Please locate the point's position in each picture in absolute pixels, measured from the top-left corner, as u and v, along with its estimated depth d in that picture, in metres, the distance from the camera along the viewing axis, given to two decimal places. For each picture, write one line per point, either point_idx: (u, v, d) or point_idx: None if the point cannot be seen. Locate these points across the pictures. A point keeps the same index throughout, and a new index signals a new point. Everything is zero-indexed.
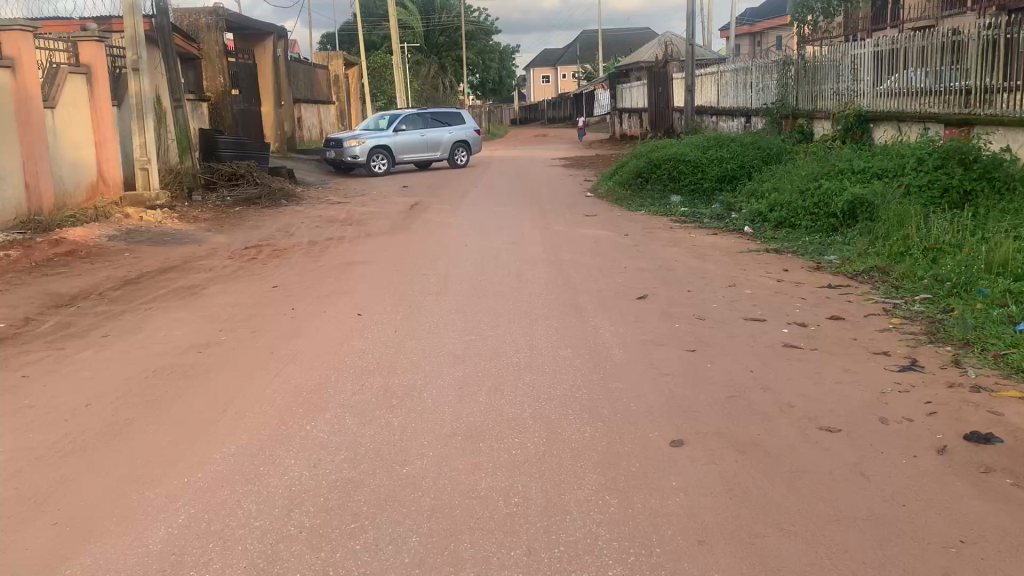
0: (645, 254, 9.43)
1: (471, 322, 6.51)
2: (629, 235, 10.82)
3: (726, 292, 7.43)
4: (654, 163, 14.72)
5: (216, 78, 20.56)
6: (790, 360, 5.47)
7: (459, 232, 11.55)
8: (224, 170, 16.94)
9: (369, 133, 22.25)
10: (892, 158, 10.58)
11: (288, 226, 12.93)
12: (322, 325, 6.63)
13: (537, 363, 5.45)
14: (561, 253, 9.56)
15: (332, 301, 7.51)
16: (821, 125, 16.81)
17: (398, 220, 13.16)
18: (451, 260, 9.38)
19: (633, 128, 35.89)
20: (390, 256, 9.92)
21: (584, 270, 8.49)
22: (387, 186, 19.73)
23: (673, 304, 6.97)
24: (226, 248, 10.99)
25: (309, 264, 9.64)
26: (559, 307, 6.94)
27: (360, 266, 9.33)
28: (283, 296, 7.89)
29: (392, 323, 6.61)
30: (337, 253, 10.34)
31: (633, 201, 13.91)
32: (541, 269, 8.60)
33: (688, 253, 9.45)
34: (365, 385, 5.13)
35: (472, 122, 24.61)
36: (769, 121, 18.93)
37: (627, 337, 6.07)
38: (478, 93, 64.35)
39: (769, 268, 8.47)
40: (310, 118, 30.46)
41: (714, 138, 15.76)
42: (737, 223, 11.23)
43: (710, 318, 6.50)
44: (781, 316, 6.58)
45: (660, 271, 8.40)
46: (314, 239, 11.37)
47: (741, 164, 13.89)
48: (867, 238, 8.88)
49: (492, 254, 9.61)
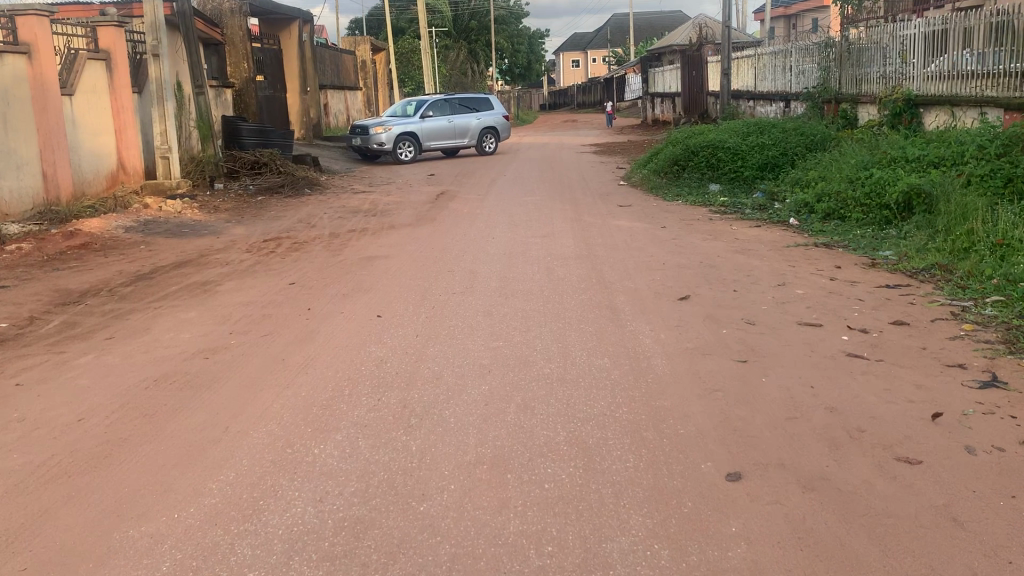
0: (684, 249, 8.86)
1: (497, 326, 6.01)
2: (666, 228, 10.24)
3: (775, 292, 6.85)
4: (690, 150, 14.10)
5: (239, 65, 20.00)
6: (854, 373, 4.90)
7: (487, 224, 11.05)
8: (247, 159, 16.51)
9: (395, 120, 21.79)
10: (950, 146, 9.90)
11: (310, 217, 12.51)
12: (338, 329, 6.16)
13: (571, 375, 4.94)
14: (594, 248, 9.01)
15: (350, 300, 7.04)
16: (866, 110, 16.05)
17: (423, 211, 12.68)
18: (478, 254, 8.88)
19: (665, 113, 35.06)
20: (414, 250, 9.44)
21: (620, 267, 7.94)
22: (414, 174, 19.26)
23: (718, 307, 6.41)
24: (243, 241, 10.58)
25: (329, 258, 9.20)
26: (593, 309, 6.41)
27: (382, 261, 8.86)
28: (299, 294, 7.45)
29: (413, 325, 6.12)
30: (359, 246, 9.89)
31: (670, 191, 13.32)
32: (573, 266, 8.07)
33: (730, 248, 8.87)
34: (381, 400, 4.64)
35: (501, 107, 24.04)
36: (809, 105, 18.19)
37: (669, 344, 5.53)
38: (507, 78, 63.65)
39: (819, 266, 7.87)
40: (337, 105, 30.08)
41: (754, 124, 15.09)
42: (781, 214, 10.62)
43: (759, 324, 5.94)
44: (838, 322, 6.00)
45: (701, 268, 7.84)
46: (336, 232, 10.94)
47: (783, 152, 13.23)
48: (926, 232, 8.26)
49: (521, 248, 9.10)
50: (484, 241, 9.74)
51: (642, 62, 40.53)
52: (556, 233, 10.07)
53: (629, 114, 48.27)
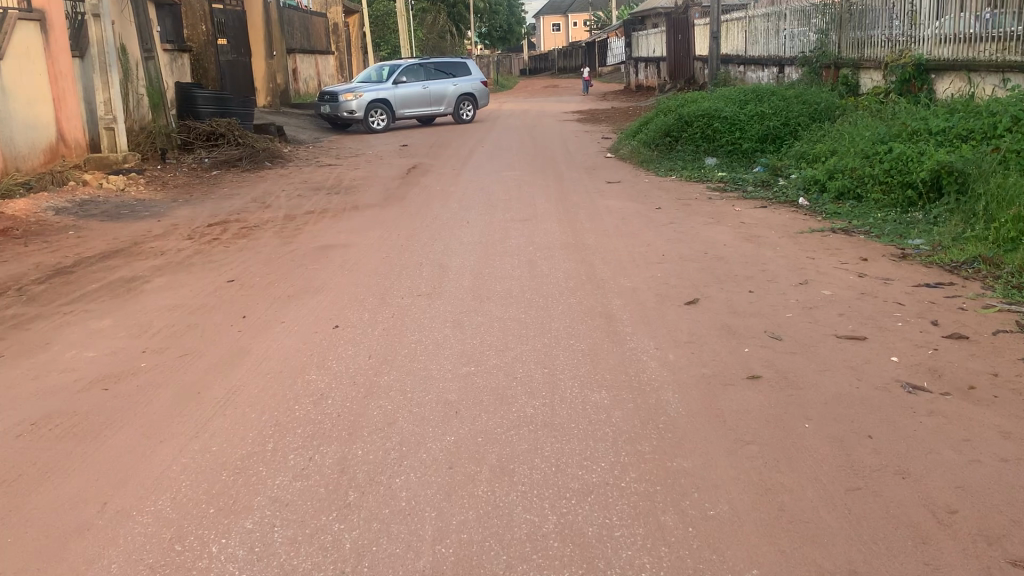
0: (685, 235, 7.78)
1: (469, 344, 4.93)
2: (661, 209, 9.15)
3: (798, 294, 5.80)
4: (683, 120, 12.96)
5: (197, 27, 18.80)
6: (920, 413, 3.87)
7: (461, 205, 9.92)
8: (202, 129, 15.24)
9: (366, 86, 20.47)
10: (979, 117, 8.85)
11: (265, 196, 11.31)
12: (275, 347, 5.05)
13: (561, 418, 3.88)
14: (581, 234, 7.93)
15: (296, 304, 5.93)
16: (870, 76, 14.93)
17: (392, 188, 11.51)
18: (450, 243, 7.78)
19: (649, 79, 33.77)
20: (378, 236, 8.31)
21: (613, 261, 6.86)
22: (385, 145, 18.01)
23: (731, 314, 5.37)
24: (186, 225, 9.39)
25: (280, 248, 8.06)
26: (584, 319, 5.35)
27: (339, 251, 7.73)
28: (236, 296, 6.33)
29: (367, 342, 5.03)
30: (315, 232, 8.74)
31: (662, 166, 12.20)
32: (559, 259, 7.00)
33: (735, 233, 7.80)
34: (313, 461, 3.55)
35: (480, 73, 22.72)
36: (806, 71, 17.06)
37: (680, 368, 4.48)
38: (486, 42, 61.90)
39: (842, 257, 6.83)
40: (306, 70, 28.57)
41: (751, 92, 13.95)
42: (788, 193, 9.55)
43: (786, 339, 4.89)
44: (881, 334, 4.97)
45: (706, 261, 6.78)
46: (292, 214, 9.77)
47: (784, 122, 12.14)
48: (961, 217, 7.25)
49: (498, 235, 7.99)
50: (457, 225, 8.62)
51: (625, 25, 39.03)
52: (539, 216, 8.97)
53: (610, 78, 46.87)
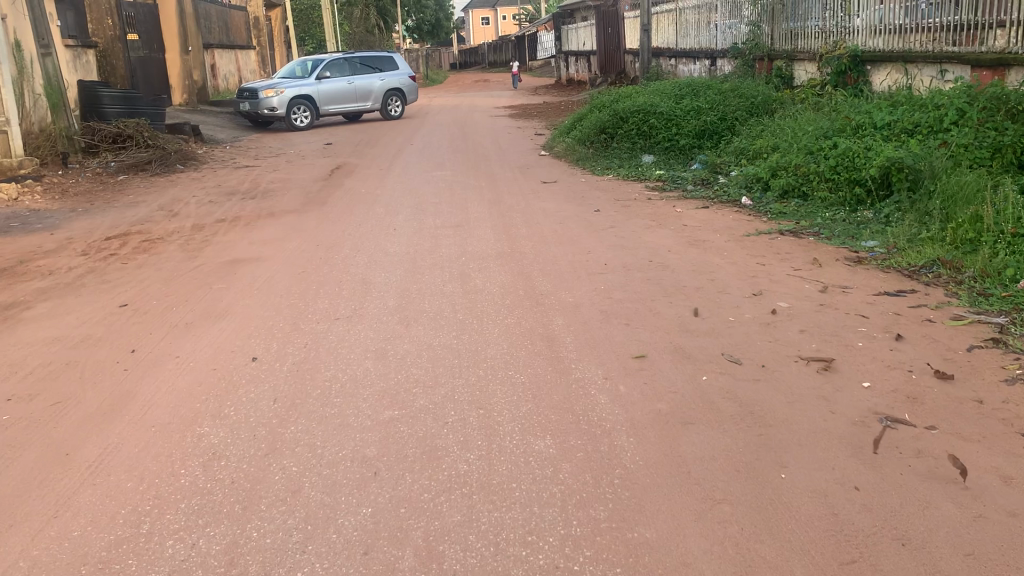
0: (627, 240, 7.27)
1: (391, 379, 4.30)
2: (599, 212, 8.63)
3: (753, 307, 5.33)
4: (618, 116, 12.47)
5: (103, 21, 17.69)
6: (907, 455, 3.39)
7: (387, 209, 9.25)
8: (108, 130, 14.19)
9: (288, 82, 19.53)
10: (924, 110, 8.56)
11: (174, 203, 10.46)
12: (166, 390, 4.35)
13: (499, 476, 3.30)
14: (515, 242, 7.36)
15: (195, 335, 5.22)
16: (805, 68, 14.70)
17: (314, 191, 10.76)
18: (373, 254, 7.12)
19: (580, 72, 33.39)
20: (294, 247, 7.60)
21: (551, 272, 6.30)
22: (309, 143, 17.16)
23: (683, 334, 4.86)
24: (81, 238, 8.51)
25: (184, 265, 7.29)
26: (522, 344, 4.77)
27: (251, 266, 7.01)
28: (128, 324, 5.57)
29: (273, 381, 4.36)
30: (225, 244, 7.98)
31: (598, 164, 11.69)
32: (493, 271, 6.41)
33: (679, 238, 7.32)
34: (197, 550, 2.90)
35: (407, 67, 21.95)
36: (739, 63, 16.81)
37: (633, 404, 3.93)
38: (415, 36, 60.87)
39: (794, 261, 6.39)
40: (226, 66, 27.36)
41: (686, 85, 13.56)
42: (730, 191, 9.13)
43: (746, 362, 4.40)
44: (849, 354, 4.50)
45: (652, 271, 6.27)
46: (201, 224, 8.98)
47: (721, 117, 11.77)
48: (914, 216, 6.90)
49: (426, 245, 7.36)
50: (382, 233, 7.97)
51: (555, 19, 38.61)
52: (471, 221, 8.38)
53: (541, 73, 46.42)
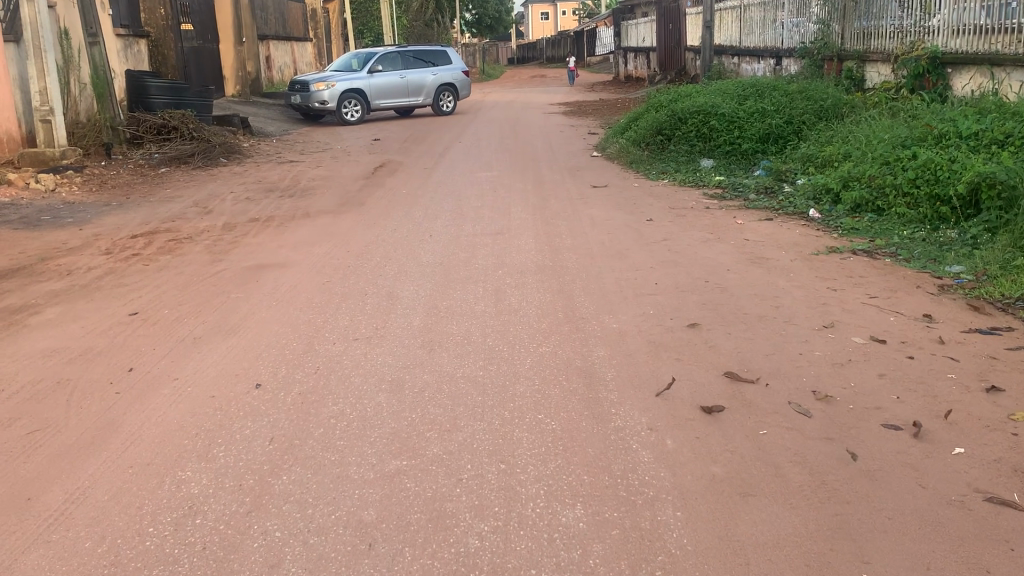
0: (681, 256, 6.65)
1: (405, 417, 3.78)
2: (652, 222, 8.02)
3: (823, 344, 4.68)
4: (677, 117, 11.79)
5: (156, 10, 17.34)
6: (1017, 553, 2.76)
7: (426, 212, 8.76)
8: (153, 121, 13.98)
9: (339, 75, 19.20)
10: (1016, 121, 7.79)
11: (209, 199, 10.12)
12: (156, 422, 3.89)
13: (515, 561, 2.74)
14: (558, 254, 6.80)
15: (200, 354, 4.76)
16: (879, 70, 13.81)
17: (353, 190, 10.34)
18: (405, 263, 6.62)
19: (639, 69, 32.61)
20: (323, 253, 7.14)
21: (596, 293, 5.73)
22: (357, 138, 16.79)
23: (742, 375, 4.25)
24: (108, 236, 8.19)
25: (206, 269, 6.88)
26: (556, 379, 4.21)
27: (275, 272, 6.58)
28: (132, 338, 5.14)
29: (274, 415, 3.88)
30: (253, 247, 7.57)
31: (654, 167, 11.04)
32: (533, 289, 5.85)
33: (739, 255, 6.68)
34: None
35: (461, 62, 21.48)
36: (807, 63, 15.94)
37: (681, 465, 3.34)
38: (473, 30, 60.44)
39: (869, 288, 5.70)
40: (280, 58, 27.21)
41: (750, 86, 12.82)
42: (797, 202, 8.44)
43: (816, 413, 3.78)
44: (938, 408, 3.83)
45: (708, 293, 5.66)
46: (231, 224, 8.59)
47: (787, 120, 11.05)
48: (1008, 240, 6.15)
49: (463, 255, 6.84)
50: (418, 239, 7.48)
51: (614, 15, 37.78)
52: (513, 228, 7.84)
53: (599, 69, 45.59)
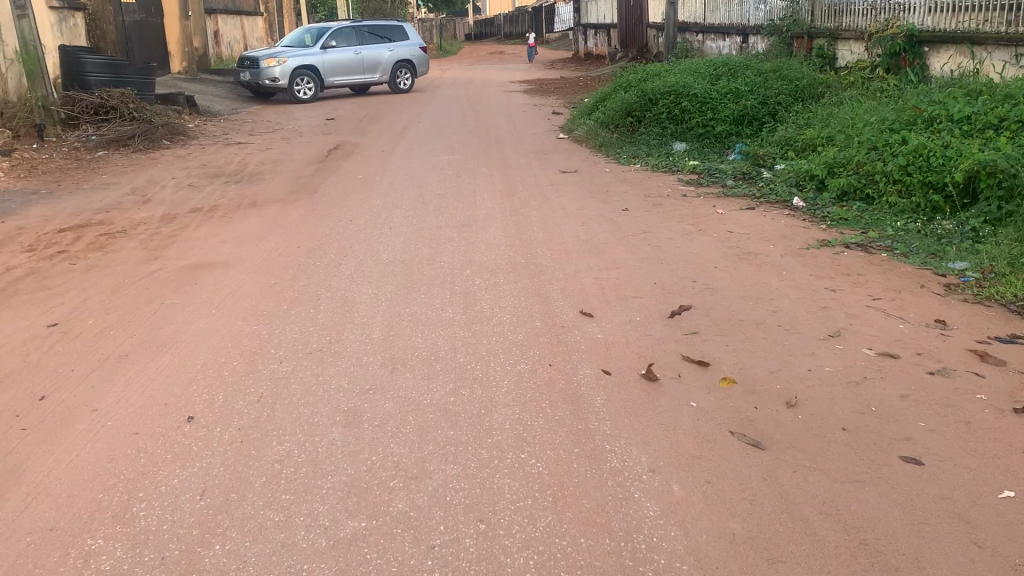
0: (663, 252, 6.14)
1: (363, 462, 3.22)
2: (628, 212, 7.50)
3: (833, 357, 4.20)
4: (647, 97, 11.26)
5: None
6: None
7: (385, 201, 8.14)
8: (89, 100, 13.08)
9: (291, 51, 18.30)
10: (1010, 103, 7.40)
11: (148, 186, 9.38)
12: (65, 467, 3.28)
13: None
14: (530, 250, 6.26)
15: (125, 377, 4.13)
16: (851, 49, 13.41)
17: (305, 176, 9.67)
18: (363, 261, 6.03)
19: (599, 47, 32.02)
20: (271, 249, 6.51)
21: (574, 296, 5.19)
22: (310, 118, 16.01)
23: (748, 399, 3.75)
24: (34, 229, 7.45)
25: (141, 269, 6.21)
26: (539, 405, 3.67)
27: (219, 272, 5.94)
28: (48, 354, 4.49)
29: (208, 458, 3.29)
30: (194, 242, 6.91)
31: (624, 151, 10.51)
32: (505, 291, 5.30)
33: (725, 250, 6.19)
34: None
35: (418, 38, 20.69)
36: (775, 41, 15.49)
37: (693, 520, 2.82)
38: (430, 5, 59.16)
39: (870, 290, 5.24)
40: (230, 33, 26.10)
41: (721, 65, 12.32)
42: (779, 190, 7.98)
43: (839, 447, 3.29)
44: (974, 437, 3.36)
45: (697, 295, 5.16)
46: (171, 215, 7.90)
47: (762, 102, 10.59)
48: (1013, 233, 5.74)
49: (426, 251, 6.26)
50: (376, 232, 6.87)
51: None
52: (479, 219, 7.27)
53: (559, 46, 44.82)
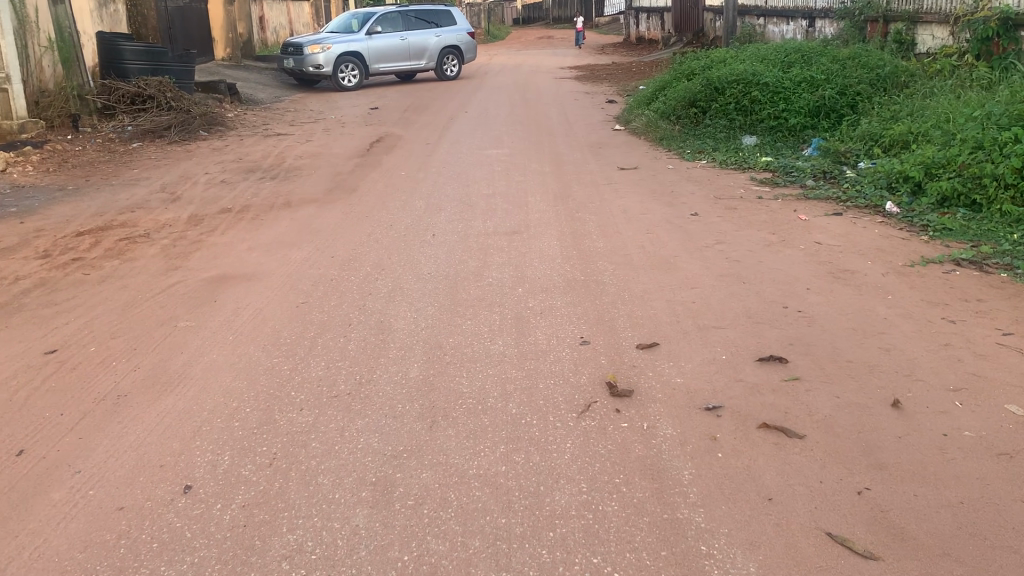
0: (743, 269, 5.37)
1: (393, 565, 2.56)
2: (698, 218, 6.70)
3: (970, 415, 3.42)
4: (713, 86, 10.40)
5: None
6: None
7: (428, 203, 7.46)
8: (126, 89, 12.61)
9: (336, 37, 17.70)
10: None
11: (178, 183, 8.82)
12: (25, 562, 2.65)
13: None
14: (590, 264, 5.53)
15: (119, 427, 3.51)
16: (934, 33, 12.35)
17: (344, 172, 9.04)
18: (402, 277, 5.36)
19: (651, 31, 30.94)
20: (303, 259, 5.87)
21: (645, 325, 4.45)
22: (353, 107, 15.41)
23: (875, 476, 3.00)
24: (51, 231, 6.91)
25: (158, 282, 5.61)
26: (614, 483, 2.97)
27: (243, 287, 5.32)
28: (38, 393, 3.89)
29: (202, 553, 2.65)
30: (220, 249, 6.31)
31: (688, 145, 9.68)
32: (564, 317, 4.59)
33: (815, 268, 5.39)
34: None
35: (466, 23, 19.98)
36: (847, 25, 14.43)
37: None
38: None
39: (997, 322, 4.42)
40: (275, 18, 25.61)
41: (792, 51, 11.39)
42: (868, 193, 7.13)
43: (1008, 560, 2.54)
44: None
45: (791, 327, 4.39)
46: (198, 217, 7.32)
47: (840, 92, 9.68)
48: None
49: (472, 266, 5.57)
50: (418, 240, 6.21)
51: None
52: (531, 225, 6.57)
53: (608, 30, 43.77)
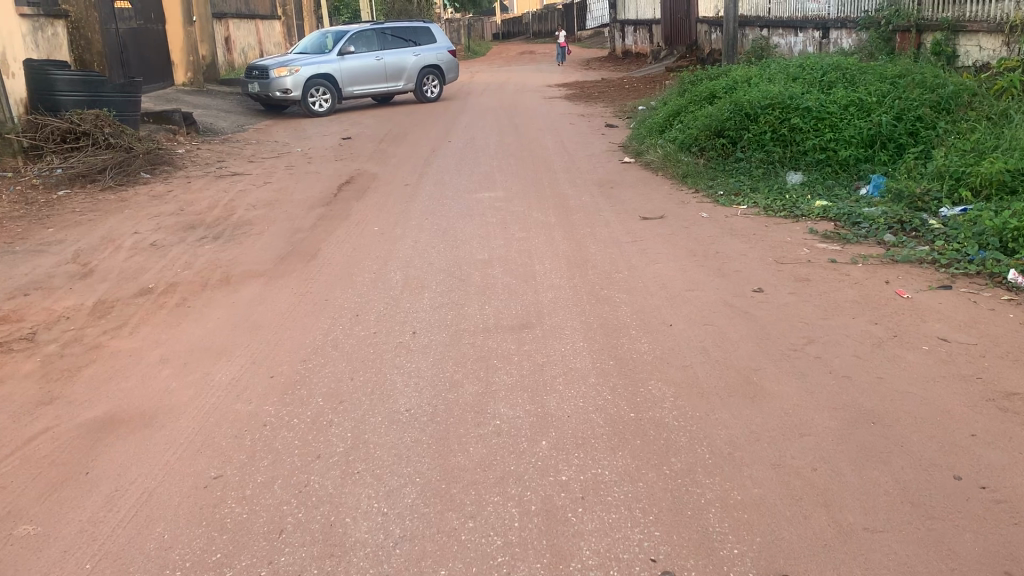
0: (861, 394, 3.73)
1: None
2: (765, 298, 5.06)
3: None
4: (744, 112, 8.79)
5: None
6: None
7: (408, 275, 5.79)
8: (57, 125, 10.78)
9: (304, 57, 16.00)
10: None
11: (95, 247, 7.08)
12: None
13: None
14: (640, 388, 3.86)
15: None
16: (983, 43, 10.79)
17: (303, 228, 7.35)
18: (371, 417, 3.67)
19: (640, 45, 29.33)
20: (230, 382, 4.16)
21: (756, 528, 2.79)
22: (323, 136, 13.73)
23: None
24: None
25: (18, 426, 3.88)
26: None
27: (133, 444, 3.60)
28: None
29: None
30: (123, 361, 4.59)
31: (720, 184, 8.04)
32: (621, 507, 2.92)
33: (963, 389, 3.77)
34: None
35: (447, 40, 18.34)
36: (872, 36, 12.88)
37: None
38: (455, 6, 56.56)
39: None
40: (242, 38, 23.84)
41: (829, 68, 9.81)
42: (976, 254, 5.53)
43: None
44: None
45: (989, 528, 2.76)
46: (107, 303, 5.60)
47: (898, 117, 8.11)
48: None
49: (470, 393, 3.88)
50: (393, 344, 4.53)
51: None
52: (545, 312, 4.91)
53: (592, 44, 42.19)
